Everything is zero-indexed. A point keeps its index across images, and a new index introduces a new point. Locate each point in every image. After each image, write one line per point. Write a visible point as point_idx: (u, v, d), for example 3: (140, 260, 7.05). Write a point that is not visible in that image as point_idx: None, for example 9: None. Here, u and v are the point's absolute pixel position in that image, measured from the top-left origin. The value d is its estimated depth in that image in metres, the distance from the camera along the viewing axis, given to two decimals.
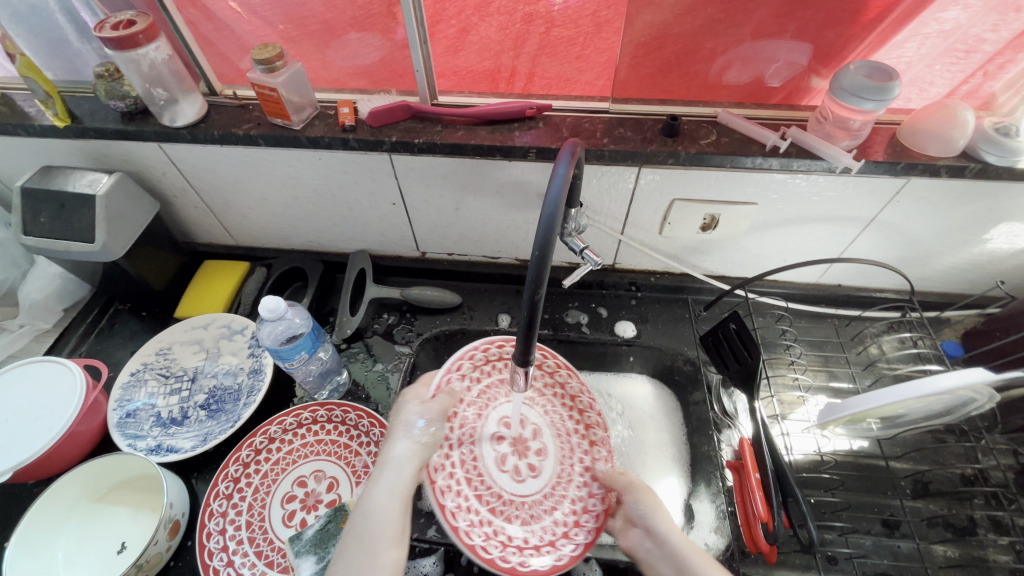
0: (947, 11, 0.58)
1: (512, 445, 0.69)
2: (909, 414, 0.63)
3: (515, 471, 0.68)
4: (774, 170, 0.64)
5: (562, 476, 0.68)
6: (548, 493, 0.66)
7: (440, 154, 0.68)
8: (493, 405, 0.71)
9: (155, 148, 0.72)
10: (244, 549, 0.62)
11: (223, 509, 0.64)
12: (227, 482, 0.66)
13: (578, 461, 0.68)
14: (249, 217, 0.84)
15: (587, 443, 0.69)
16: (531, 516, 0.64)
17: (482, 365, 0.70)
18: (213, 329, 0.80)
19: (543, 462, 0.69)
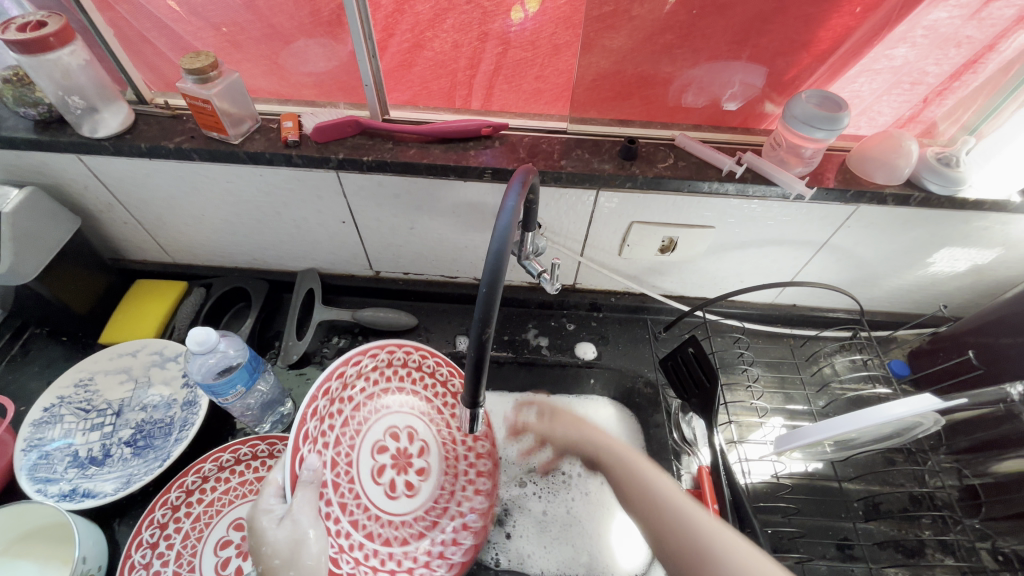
0: (896, 49, 0.60)
1: (394, 459, 0.68)
2: (860, 437, 0.64)
3: (390, 485, 0.67)
4: (730, 194, 0.64)
5: (438, 501, 0.69)
6: (422, 514, 0.67)
7: (391, 172, 0.64)
8: (369, 423, 0.68)
9: (74, 159, 0.66)
10: None
11: (145, 560, 0.58)
12: (152, 529, 0.60)
13: (460, 490, 0.69)
14: (186, 233, 0.78)
15: (467, 468, 0.71)
16: (401, 537, 0.65)
17: (365, 375, 0.67)
18: (142, 357, 0.73)
19: (422, 482, 0.69)
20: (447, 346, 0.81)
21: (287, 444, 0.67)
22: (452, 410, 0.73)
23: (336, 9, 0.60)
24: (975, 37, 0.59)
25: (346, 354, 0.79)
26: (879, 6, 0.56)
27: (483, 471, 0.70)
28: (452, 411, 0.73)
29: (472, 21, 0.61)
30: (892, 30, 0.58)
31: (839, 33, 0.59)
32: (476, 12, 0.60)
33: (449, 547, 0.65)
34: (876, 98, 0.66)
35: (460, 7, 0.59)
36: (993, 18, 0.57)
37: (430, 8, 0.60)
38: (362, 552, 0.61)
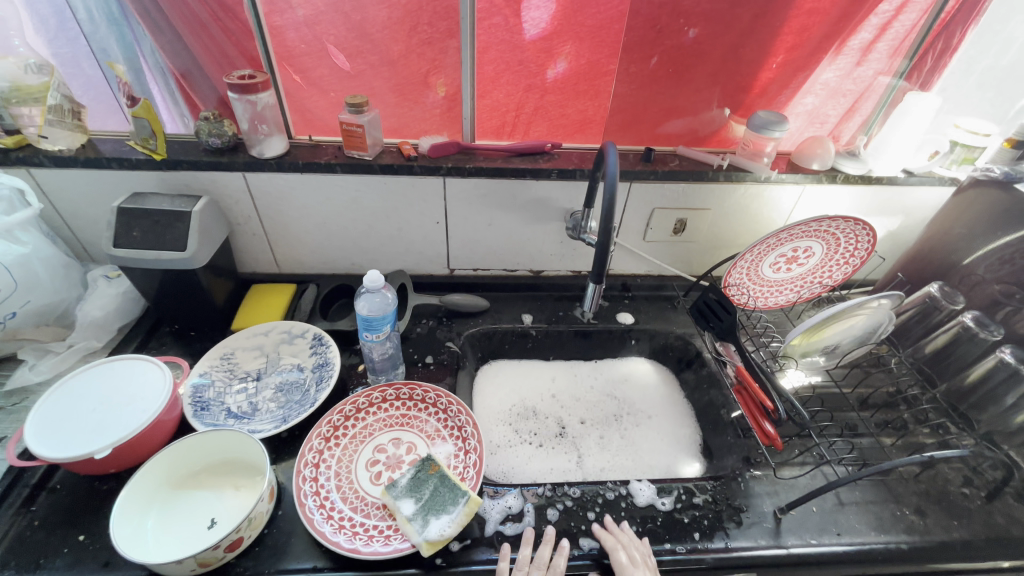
0: (805, 101, 0.96)
1: (788, 257, 0.93)
2: (841, 343, 0.88)
3: (788, 263, 0.94)
4: (721, 181, 0.93)
5: (817, 273, 0.96)
6: (806, 276, 0.97)
7: (485, 175, 0.89)
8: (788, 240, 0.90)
9: (239, 177, 0.86)
10: (339, 506, 0.67)
11: (313, 475, 0.69)
12: (312, 453, 0.71)
13: (823, 268, 0.95)
14: (302, 241, 0.97)
15: (823, 261, 0.94)
16: (797, 293, 0.99)
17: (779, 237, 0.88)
18: (273, 336, 0.87)
19: (809, 259, 0.93)
20: (516, 321, 1.00)
21: (410, 387, 0.80)
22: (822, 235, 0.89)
23: (425, 74, 0.88)
24: (854, 89, 0.95)
25: (437, 332, 0.96)
26: (793, 58, 0.90)
27: (831, 265, 0.95)
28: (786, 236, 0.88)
29: (521, 77, 0.90)
30: (799, 76, 0.92)
31: (768, 79, 0.92)
32: (522, 71, 0.89)
33: (820, 280, 0.97)
34: (802, 135, 1.00)
35: (529, 61, 0.89)
36: (861, 76, 0.93)
37: (493, 68, 0.89)
38: (771, 297, 0.99)
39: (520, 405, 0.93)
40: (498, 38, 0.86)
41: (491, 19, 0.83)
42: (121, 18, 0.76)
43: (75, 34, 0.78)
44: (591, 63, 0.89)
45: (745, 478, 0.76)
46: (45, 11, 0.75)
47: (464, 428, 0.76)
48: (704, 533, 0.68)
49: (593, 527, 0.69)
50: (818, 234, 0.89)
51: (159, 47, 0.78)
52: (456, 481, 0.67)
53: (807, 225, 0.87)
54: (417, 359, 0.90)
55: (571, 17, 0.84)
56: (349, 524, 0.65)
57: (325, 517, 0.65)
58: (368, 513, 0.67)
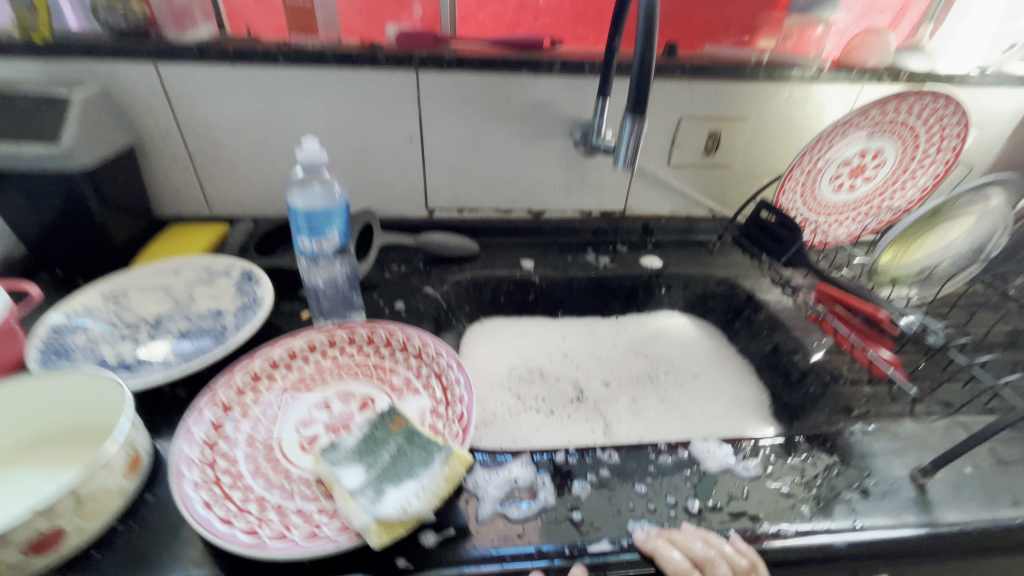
0: (841, 15, 0.79)
1: (853, 167, 0.74)
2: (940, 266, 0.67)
3: (852, 177, 0.75)
4: (761, 80, 0.75)
5: (885, 192, 0.76)
6: (873, 199, 0.77)
7: (470, 69, 0.70)
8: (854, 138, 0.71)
9: (149, 70, 0.66)
10: (245, 483, 0.42)
11: (210, 438, 0.45)
12: (214, 410, 0.47)
13: (895, 186, 0.76)
14: (238, 168, 0.76)
15: (894, 177, 0.75)
16: (861, 224, 0.79)
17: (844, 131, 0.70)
18: (186, 275, 0.64)
19: (878, 171, 0.74)
20: (514, 266, 0.78)
21: (368, 327, 0.58)
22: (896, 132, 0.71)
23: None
24: None
25: (411, 277, 0.74)
26: None
27: (905, 183, 0.76)
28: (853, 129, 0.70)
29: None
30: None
31: None
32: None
33: (890, 205, 0.78)
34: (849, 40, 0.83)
35: None
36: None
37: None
38: (830, 226, 0.78)
39: (524, 367, 0.70)
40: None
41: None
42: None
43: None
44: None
45: (854, 434, 0.52)
46: None
47: (445, 374, 0.53)
48: (815, 508, 0.44)
49: (644, 505, 0.44)
50: (891, 131, 0.71)
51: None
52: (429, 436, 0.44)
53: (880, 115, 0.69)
54: (384, 306, 0.67)
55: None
56: (256, 507, 0.40)
57: (218, 496, 0.40)
58: (290, 493, 0.42)
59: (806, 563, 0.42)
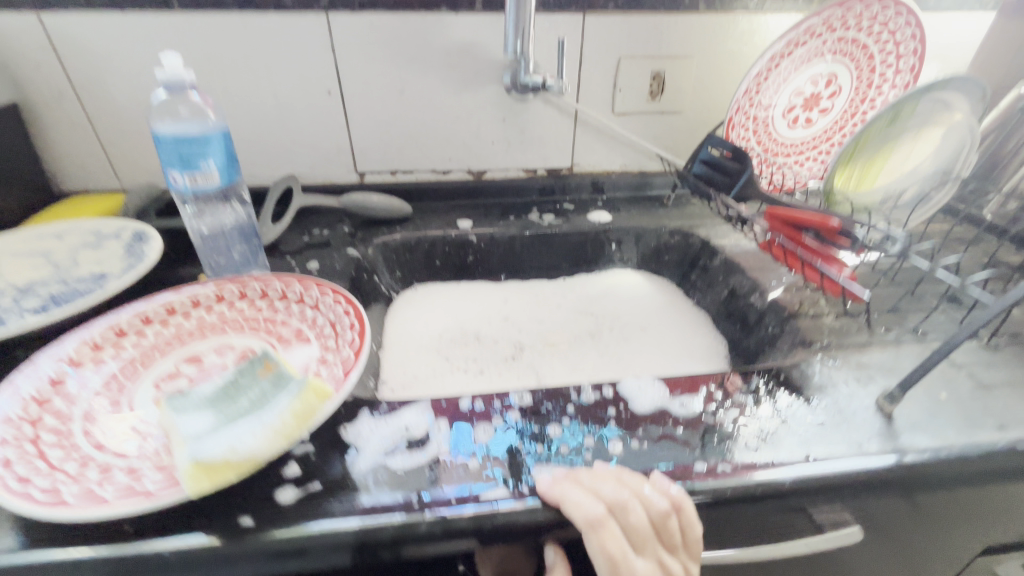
0: None
1: (807, 96, 0.68)
2: (907, 187, 0.61)
3: (807, 108, 0.69)
4: (701, 10, 0.70)
5: (845, 121, 0.71)
6: (834, 129, 0.71)
7: (384, 10, 0.65)
8: (805, 63, 0.66)
9: (32, 23, 0.61)
10: (72, 440, 0.35)
11: (41, 394, 0.38)
12: (56, 365, 0.41)
13: (858, 114, 0.70)
14: (144, 132, 0.70)
15: (856, 104, 0.69)
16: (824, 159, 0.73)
17: (793, 53, 0.64)
18: (70, 239, 0.58)
19: (835, 98, 0.68)
20: (449, 226, 0.72)
21: (264, 279, 0.52)
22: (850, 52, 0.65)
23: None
24: None
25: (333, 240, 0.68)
26: None
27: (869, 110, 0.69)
28: (801, 53, 0.64)
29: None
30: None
31: None
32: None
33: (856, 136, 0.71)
34: None
35: None
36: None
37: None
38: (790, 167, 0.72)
39: (457, 330, 0.63)
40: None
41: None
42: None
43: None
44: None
45: (813, 365, 0.45)
46: None
47: (341, 321, 0.46)
48: (762, 442, 0.37)
49: (557, 449, 0.37)
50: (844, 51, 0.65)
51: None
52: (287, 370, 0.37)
53: (827, 35, 0.64)
54: (296, 268, 0.61)
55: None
56: (78, 465, 0.33)
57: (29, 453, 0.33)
58: (125, 451, 0.35)
59: (751, 493, 0.35)
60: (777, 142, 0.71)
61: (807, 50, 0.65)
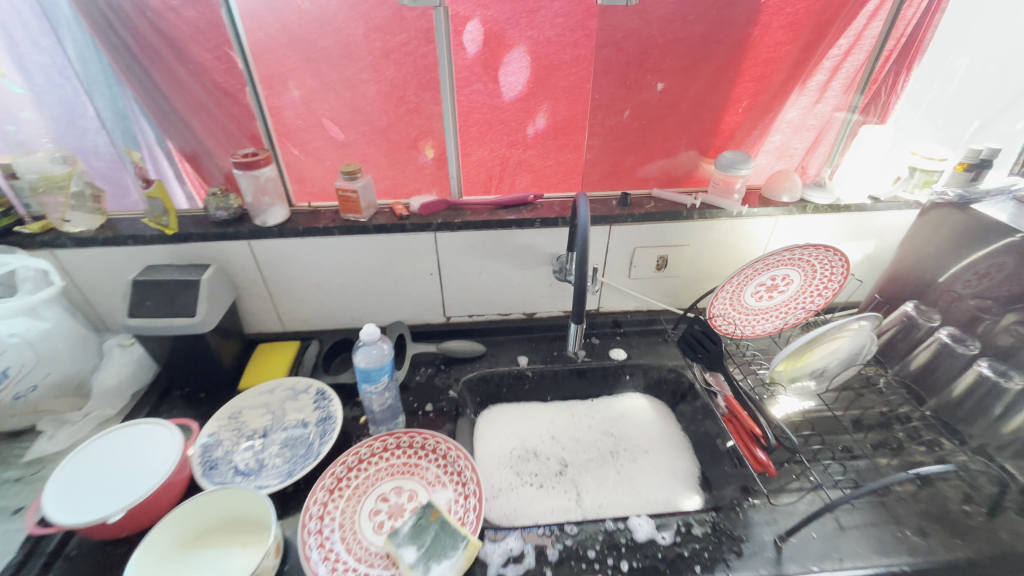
0: (772, 139, 1.02)
1: (767, 285, 0.97)
2: (829, 365, 0.89)
3: (768, 292, 0.98)
4: (695, 219, 0.98)
5: (797, 297, 0.99)
6: (789, 302, 0.99)
7: (472, 228, 0.95)
8: (765, 269, 0.94)
9: (244, 246, 0.93)
10: (344, 558, 0.69)
11: (317, 527, 0.71)
12: (316, 506, 0.73)
13: (805, 294, 0.98)
14: (306, 300, 1.02)
15: (804, 287, 0.98)
16: (782, 320, 1.01)
17: (755, 266, 0.93)
18: (278, 392, 0.91)
19: (788, 286, 0.97)
20: (512, 363, 1.03)
21: (410, 434, 0.83)
22: (798, 262, 0.93)
23: (413, 136, 0.96)
24: (816, 125, 1.00)
25: (435, 378, 1.00)
26: (750, 105, 0.97)
27: (814, 292, 0.98)
28: (761, 265, 0.93)
29: (501, 137, 0.98)
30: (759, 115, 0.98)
31: (734, 123, 0.99)
32: (503, 129, 0.97)
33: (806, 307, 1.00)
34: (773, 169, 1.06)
35: (504, 118, 0.95)
36: (822, 112, 0.99)
37: (475, 128, 0.96)
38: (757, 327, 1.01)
39: (521, 447, 0.95)
40: (479, 101, 0.93)
41: (471, 85, 0.91)
42: (125, 110, 0.86)
43: (92, 130, 0.88)
44: (568, 118, 0.97)
45: (743, 507, 0.76)
46: (58, 110, 0.85)
47: (464, 472, 0.79)
48: (703, 565, 0.69)
49: (592, 565, 0.69)
50: (794, 261, 0.93)
51: (173, 131, 0.88)
52: (454, 528, 0.69)
53: (780, 255, 0.92)
54: (418, 408, 0.93)
55: (545, 77, 0.92)
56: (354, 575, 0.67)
57: (330, 568, 0.67)
58: (372, 565, 0.69)
59: None
60: (746, 312, 1.00)
61: (765, 263, 0.93)
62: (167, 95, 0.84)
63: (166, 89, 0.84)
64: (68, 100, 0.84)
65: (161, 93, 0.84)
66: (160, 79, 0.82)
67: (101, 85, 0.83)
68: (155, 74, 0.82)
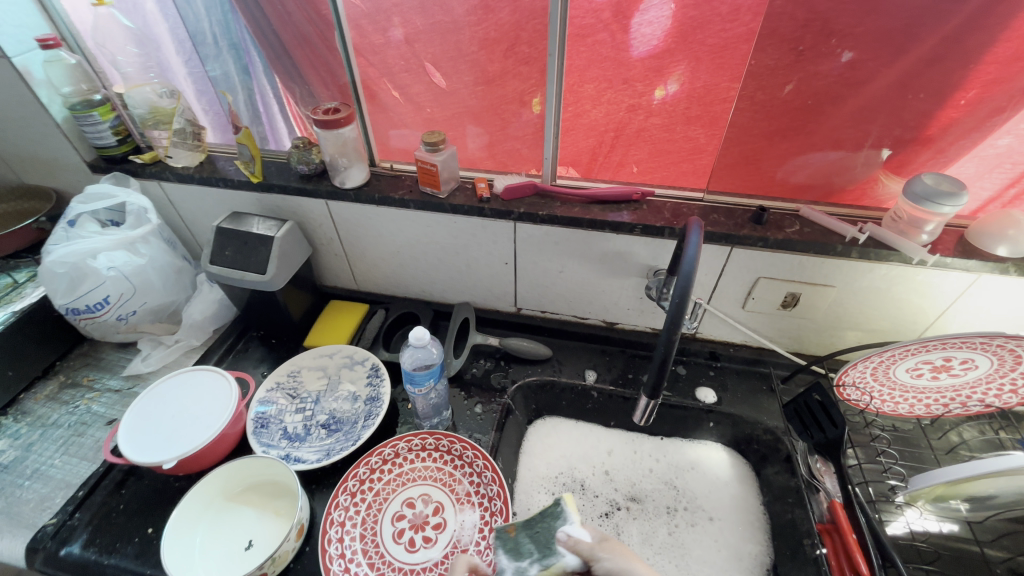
0: (1000, 139, 0.69)
1: (935, 364, 0.72)
2: (999, 495, 0.65)
3: (933, 371, 0.73)
4: (853, 258, 0.74)
5: (977, 386, 0.73)
6: (961, 389, 0.74)
7: (559, 225, 0.81)
8: (940, 348, 0.69)
9: (321, 204, 0.89)
10: (358, 559, 0.69)
11: (341, 518, 0.71)
12: (346, 495, 0.73)
13: (992, 386, 0.72)
14: (377, 265, 0.98)
15: (994, 378, 0.71)
16: (943, 405, 0.77)
17: (925, 343, 0.69)
18: (336, 359, 0.91)
19: (967, 371, 0.71)
20: (577, 377, 0.91)
21: (448, 440, 0.79)
22: (996, 351, 0.66)
23: (522, 92, 0.79)
24: None
25: (492, 375, 0.92)
26: (985, 100, 0.66)
27: (1008, 386, 0.71)
28: (933, 343, 0.68)
29: (624, 97, 0.76)
30: (1017, 108, 0.66)
31: (953, 118, 0.68)
32: (627, 91, 0.75)
33: (985, 399, 0.74)
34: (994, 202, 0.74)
35: (617, 86, 0.75)
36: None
37: (593, 87, 0.76)
38: (902, 403, 0.78)
39: (569, 474, 0.86)
40: (602, 55, 0.73)
41: (596, 34, 0.71)
42: (238, 40, 0.81)
43: (208, 61, 0.86)
44: (708, 85, 0.72)
45: None
46: (182, 36, 0.84)
47: (494, 500, 0.73)
48: None
49: None
50: (990, 348, 0.66)
51: (287, 71, 0.84)
52: (539, 512, 0.63)
53: (970, 338, 0.66)
54: (468, 407, 0.88)
55: (689, 34, 0.68)
56: None
57: (342, 568, 0.67)
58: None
59: None
60: (892, 385, 0.77)
61: (944, 343, 0.68)
62: (277, 31, 0.79)
63: (274, 22, 0.78)
64: (190, 25, 0.82)
65: (270, 25, 0.78)
66: (269, 10, 0.77)
67: (217, 10, 0.79)
68: (265, 4, 0.76)
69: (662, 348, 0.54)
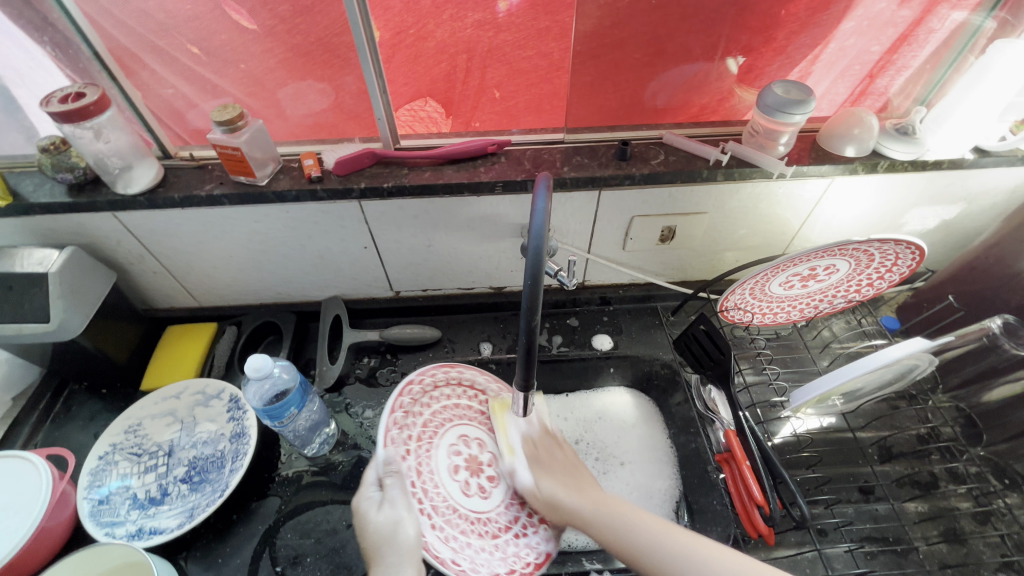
0: (848, 41, 0.67)
1: (803, 275, 0.73)
2: (865, 387, 0.69)
3: (803, 281, 0.74)
4: (720, 181, 0.71)
5: (839, 286, 0.76)
6: (826, 291, 0.77)
7: (410, 196, 0.70)
8: (805, 262, 0.70)
9: (109, 217, 0.70)
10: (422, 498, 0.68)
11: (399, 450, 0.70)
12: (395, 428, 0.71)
13: (849, 283, 0.75)
14: (213, 276, 0.82)
15: (852, 277, 0.74)
16: (812, 307, 0.80)
17: (795, 260, 0.68)
18: (186, 398, 0.76)
19: (830, 275, 0.73)
20: (472, 352, 0.85)
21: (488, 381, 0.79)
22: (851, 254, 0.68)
23: (341, 24, 0.62)
24: (908, 15, 0.65)
25: (378, 373, 0.83)
26: None
27: (864, 279, 0.74)
28: (801, 259, 0.68)
29: (464, 13, 0.62)
30: None
31: (806, 10, 0.63)
32: (466, 4, 0.62)
33: (846, 295, 0.78)
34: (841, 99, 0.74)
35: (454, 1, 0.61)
36: None
37: (428, 2, 0.61)
38: (779, 313, 0.81)
39: None
40: None
41: None
42: None
43: None
44: None
45: None
46: None
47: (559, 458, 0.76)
48: None
49: None
50: (847, 254, 0.68)
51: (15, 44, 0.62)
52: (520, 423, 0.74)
53: (829, 249, 0.66)
54: (355, 415, 0.78)
55: None
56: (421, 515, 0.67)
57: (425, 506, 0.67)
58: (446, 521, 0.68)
59: None
60: (769, 300, 0.78)
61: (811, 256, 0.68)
62: None
63: None
64: None
65: None
66: None
67: None
68: None
69: (525, 338, 0.49)
